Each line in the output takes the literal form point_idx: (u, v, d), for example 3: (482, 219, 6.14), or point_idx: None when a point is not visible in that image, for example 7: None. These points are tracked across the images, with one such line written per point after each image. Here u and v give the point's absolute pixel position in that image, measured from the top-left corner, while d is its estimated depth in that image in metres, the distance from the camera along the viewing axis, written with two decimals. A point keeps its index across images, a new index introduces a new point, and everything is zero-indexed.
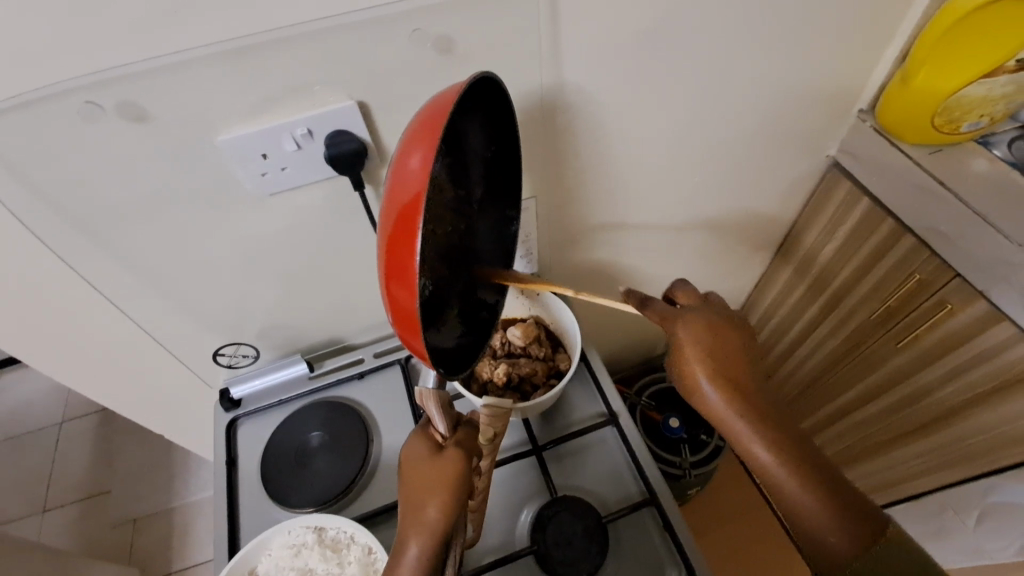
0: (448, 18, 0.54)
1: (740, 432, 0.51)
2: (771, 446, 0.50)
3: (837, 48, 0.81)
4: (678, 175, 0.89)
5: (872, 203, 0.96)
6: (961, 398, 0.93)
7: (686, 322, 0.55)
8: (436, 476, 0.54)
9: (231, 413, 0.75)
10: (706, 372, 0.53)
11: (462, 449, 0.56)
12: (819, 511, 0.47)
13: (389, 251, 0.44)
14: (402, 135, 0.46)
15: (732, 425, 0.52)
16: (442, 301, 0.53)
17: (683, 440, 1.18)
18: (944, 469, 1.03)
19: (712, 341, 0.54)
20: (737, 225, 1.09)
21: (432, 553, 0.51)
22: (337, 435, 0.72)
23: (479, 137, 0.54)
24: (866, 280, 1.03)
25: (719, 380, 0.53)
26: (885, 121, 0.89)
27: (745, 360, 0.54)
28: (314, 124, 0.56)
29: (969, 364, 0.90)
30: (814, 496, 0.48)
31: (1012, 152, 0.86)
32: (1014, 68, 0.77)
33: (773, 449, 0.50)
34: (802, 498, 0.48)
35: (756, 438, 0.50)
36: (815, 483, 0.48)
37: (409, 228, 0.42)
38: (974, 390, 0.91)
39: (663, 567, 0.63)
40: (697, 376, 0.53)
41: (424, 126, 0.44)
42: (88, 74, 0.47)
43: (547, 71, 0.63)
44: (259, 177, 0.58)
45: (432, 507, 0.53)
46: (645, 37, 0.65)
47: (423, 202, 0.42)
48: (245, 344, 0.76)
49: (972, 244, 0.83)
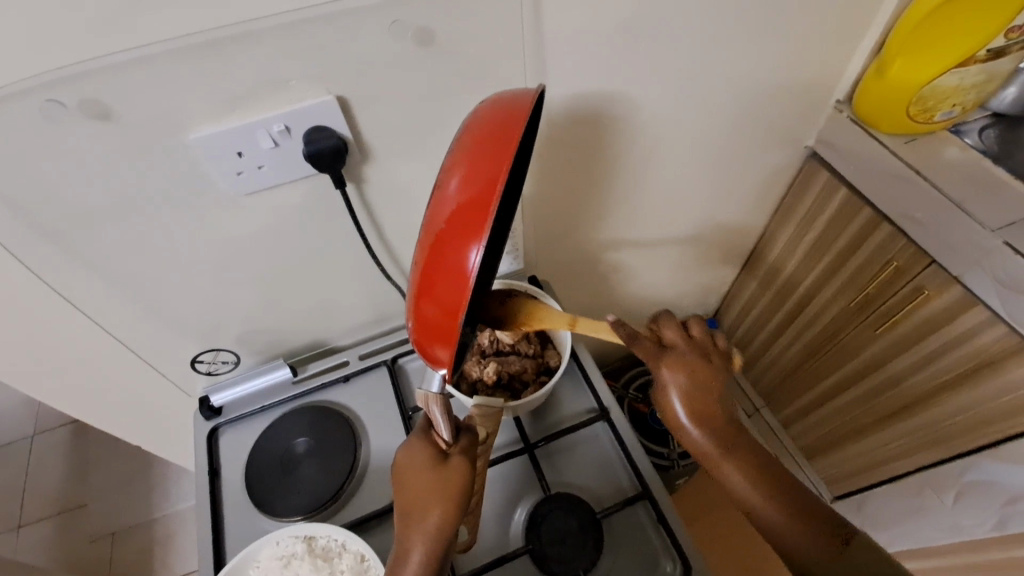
0: (428, 9, 0.52)
1: (722, 465, 0.53)
2: (749, 476, 0.52)
3: (818, 39, 0.82)
4: (662, 167, 0.89)
5: (849, 192, 0.98)
6: (937, 380, 0.96)
7: (671, 366, 0.55)
8: (441, 482, 0.53)
9: (212, 422, 0.73)
10: (689, 416, 0.54)
11: (468, 459, 0.55)
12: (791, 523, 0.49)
13: (425, 265, 0.46)
14: (449, 150, 0.47)
15: (710, 456, 0.54)
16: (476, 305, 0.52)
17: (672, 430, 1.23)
18: (920, 452, 1.05)
19: (693, 382, 0.54)
20: (719, 217, 1.10)
21: (435, 560, 0.51)
22: (324, 440, 0.71)
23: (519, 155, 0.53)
24: (844, 269, 1.06)
25: (696, 418, 0.54)
26: (861, 112, 0.90)
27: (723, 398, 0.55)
28: (292, 121, 0.54)
29: (945, 348, 0.92)
30: (795, 521, 0.49)
31: (982, 140, 0.88)
32: (984, 58, 0.79)
33: (750, 480, 0.52)
34: (785, 525, 0.49)
35: (737, 470, 0.53)
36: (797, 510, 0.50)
37: (443, 247, 0.44)
38: (951, 373, 0.93)
39: (658, 559, 0.64)
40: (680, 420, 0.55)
41: (472, 143, 0.45)
42: (46, 71, 0.44)
43: (533, 64, 0.62)
44: (235, 176, 0.56)
45: (434, 516, 0.52)
46: (628, 28, 0.65)
47: (460, 220, 0.44)
48: (225, 350, 0.74)
49: (946, 231, 0.84)
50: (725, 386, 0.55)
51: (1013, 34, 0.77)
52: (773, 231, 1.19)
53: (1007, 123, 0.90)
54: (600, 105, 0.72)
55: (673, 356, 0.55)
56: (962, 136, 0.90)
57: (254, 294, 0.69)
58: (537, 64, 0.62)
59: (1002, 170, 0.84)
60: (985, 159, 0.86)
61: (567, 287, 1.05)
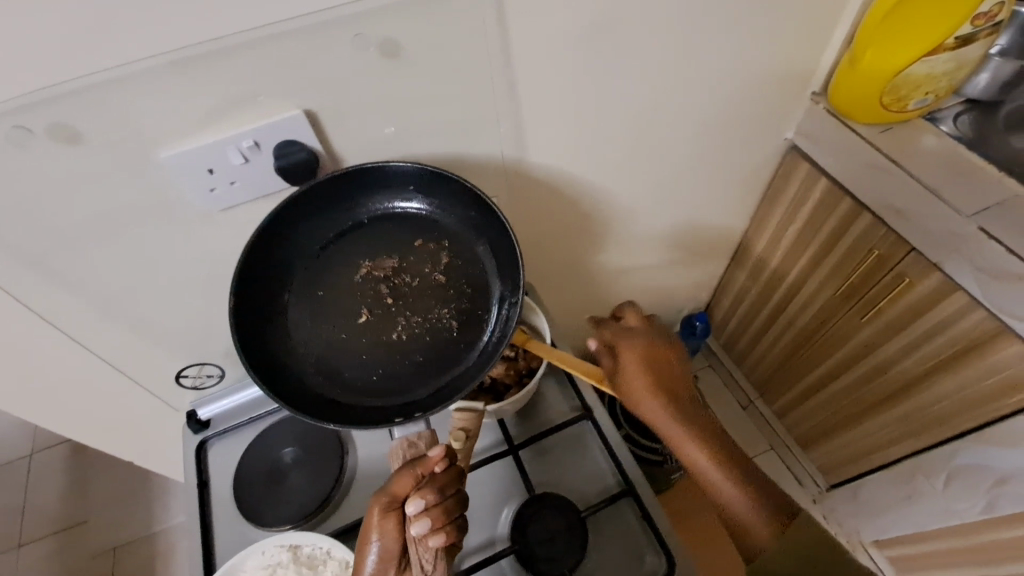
0: (391, 21, 0.53)
1: (681, 438, 0.62)
2: (707, 447, 0.61)
3: (790, 33, 0.82)
4: (641, 166, 0.90)
5: (830, 182, 0.99)
6: (924, 366, 0.96)
7: (628, 347, 0.68)
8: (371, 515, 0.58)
9: (200, 435, 0.73)
10: (648, 387, 0.65)
11: (383, 492, 0.57)
12: (742, 494, 0.57)
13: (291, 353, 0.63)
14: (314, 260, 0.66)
15: (666, 425, 0.63)
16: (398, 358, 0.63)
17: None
18: (911, 438, 1.05)
19: (649, 358, 0.67)
20: (703, 213, 1.10)
21: None
22: (312, 448, 0.71)
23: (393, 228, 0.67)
24: (828, 260, 1.06)
25: (653, 389, 0.65)
26: (837, 103, 0.91)
27: (676, 379, 0.67)
28: (262, 136, 0.54)
29: (929, 334, 0.93)
30: (745, 493, 0.57)
31: (958, 127, 0.89)
32: (953, 45, 0.79)
33: (707, 452, 0.60)
34: (738, 496, 0.57)
35: (694, 444, 0.61)
36: (745, 481, 0.58)
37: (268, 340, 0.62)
38: (937, 358, 0.93)
39: (643, 555, 0.64)
40: (640, 392, 0.65)
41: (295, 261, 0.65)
42: (10, 98, 0.45)
43: (502, 70, 0.63)
44: (209, 192, 0.56)
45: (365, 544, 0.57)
46: (595, 30, 0.65)
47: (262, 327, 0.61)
48: (210, 364, 0.74)
49: (924, 218, 0.85)
50: (677, 366, 0.68)
51: (979, 21, 0.78)
52: (758, 224, 1.20)
53: (981, 109, 0.91)
54: (574, 108, 0.73)
55: (633, 338, 0.69)
56: (937, 124, 0.90)
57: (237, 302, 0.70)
58: (508, 68, 0.63)
59: (977, 156, 0.85)
60: (960, 146, 0.86)
61: (553, 288, 1.05)
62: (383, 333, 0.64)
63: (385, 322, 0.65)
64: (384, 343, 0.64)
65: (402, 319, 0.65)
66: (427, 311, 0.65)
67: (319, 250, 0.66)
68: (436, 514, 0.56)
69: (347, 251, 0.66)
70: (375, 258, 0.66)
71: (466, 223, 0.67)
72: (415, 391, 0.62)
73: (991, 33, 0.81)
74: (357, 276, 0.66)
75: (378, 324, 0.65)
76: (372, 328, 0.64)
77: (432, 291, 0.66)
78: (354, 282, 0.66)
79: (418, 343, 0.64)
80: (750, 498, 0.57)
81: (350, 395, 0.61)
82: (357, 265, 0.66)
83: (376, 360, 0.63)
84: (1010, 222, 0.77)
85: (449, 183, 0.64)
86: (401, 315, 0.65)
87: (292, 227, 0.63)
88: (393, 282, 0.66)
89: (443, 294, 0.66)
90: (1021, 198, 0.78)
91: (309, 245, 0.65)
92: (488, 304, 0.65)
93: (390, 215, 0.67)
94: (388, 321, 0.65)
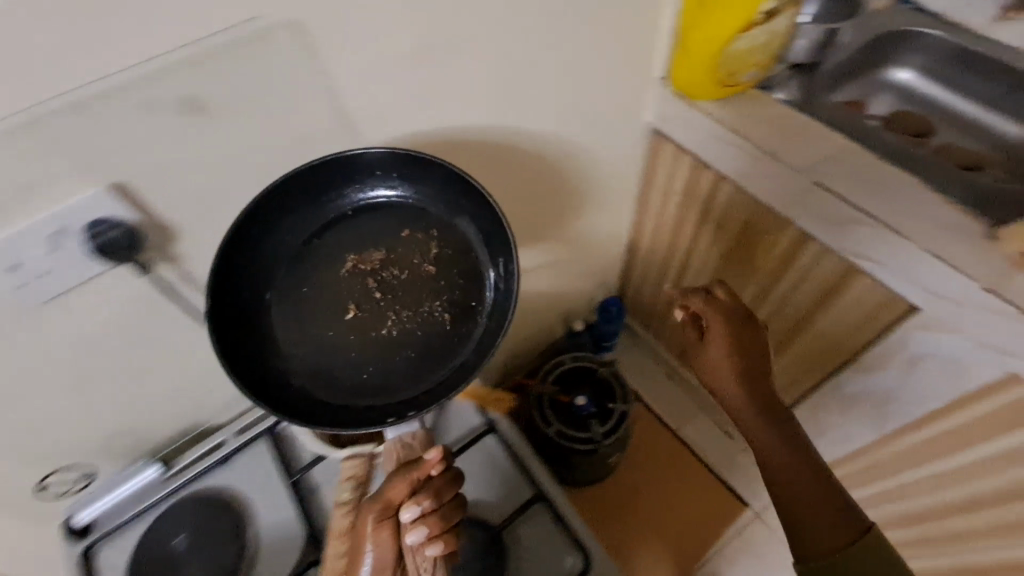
0: (179, 80, 0.53)
1: (763, 435, 0.68)
2: (784, 443, 0.68)
3: (622, 23, 0.87)
4: (508, 175, 0.91)
5: (694, 159, 1.04)
6: (801, 312, 1.04)
7: (714, 323, 0.75)
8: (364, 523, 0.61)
9: (80, 546, 0.67)
10: (738, 374, 0.72)
11: (378, 500, 0.60)
12: (820, 499, 0.65)
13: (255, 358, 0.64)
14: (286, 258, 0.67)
15: (748, 417, 0.70)
16: (393, 344, 0.66)
17: (593, 414, 1.32)
18: (806, 377, 1.14)
19: (721, 349, 0.73)
20: (587, 206, 1.14)
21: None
22: (207, 530, 0.67)
23: (373, 216, 0.70)
24: (706, 229, 1.13)
25: (724, 377, 0.72)
26: (679, 86, 0.97)
27: (748, 369, 0.72)
28: (66, 220, 0.53)
29: (801, 283, 1.00)
30: (825, 490, 0.66)
31: (789, 93, 0.98)
32: (762, 19, 0.87)
33: (779, 453, 0.67)
34: (817, 500, 0.65)
35: (775, 439, 0.68)
36: (821, 483, 0.66)
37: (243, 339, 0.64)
38: (811, 304, 1.01)
39: (562, 556, 0.66)
40: (731, 381, 0.72)
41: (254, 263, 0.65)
42: None
43: (324, 107, 0.63)
44: (19, 288, 0.54)
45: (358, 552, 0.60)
46: (414, 56, 0.66)
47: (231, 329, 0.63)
48: (78, 466, 0.75)
49: (774, 180, 0.92)
50: (744, 352, 0.73)
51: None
52: (645, 205, 1.25)
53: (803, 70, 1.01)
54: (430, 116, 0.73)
55: (710, 323, 0.75)
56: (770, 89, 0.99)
57: (101, 374, 0.68)
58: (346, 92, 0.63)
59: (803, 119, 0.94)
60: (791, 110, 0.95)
61: None
62: (372, 328, 0.66)
63: (375, 317, 0.67)
64: (374, 338, 0.66)
65: (393, 313, 0.67)
66: (418, 305, 0.68)
67: (299, 249, 0.67)
68: (433, 522, 0.58)
69: (335, 245, 0.68)
70: (360, 252, 0.68)
71: (458, 218, 0.70)
72: (393, 386, 0.64)
73: (789, 7, 0.89)
74: (343, 270, 0.68)
75: (367, 319, 0.66)
76: (364, 322, 0.66)
77: (423, 281, 0.68)
78: (340, 279, 0.67)
79: (409, 338, 0.66)
80: (825, 507, 0.64)
81: (340, 394, 0.63)
82: (344, 258, 0.68)
83: (367, 354, 0.65)
84: (842, 176, 0.86)
85: (436, 170, 0.68)
86: (392, 309, 0.67)
87: (268, 216, 0.65)
88: (381, 276, 0.68)
89: (434, 285, 0.68)
90: (838, 156, 0.88)
91: (292, 239, 0.67)
92: (483, 305, 0.68)
93: (367, 211, 0.70)
94: (378, 317, 0.67)
